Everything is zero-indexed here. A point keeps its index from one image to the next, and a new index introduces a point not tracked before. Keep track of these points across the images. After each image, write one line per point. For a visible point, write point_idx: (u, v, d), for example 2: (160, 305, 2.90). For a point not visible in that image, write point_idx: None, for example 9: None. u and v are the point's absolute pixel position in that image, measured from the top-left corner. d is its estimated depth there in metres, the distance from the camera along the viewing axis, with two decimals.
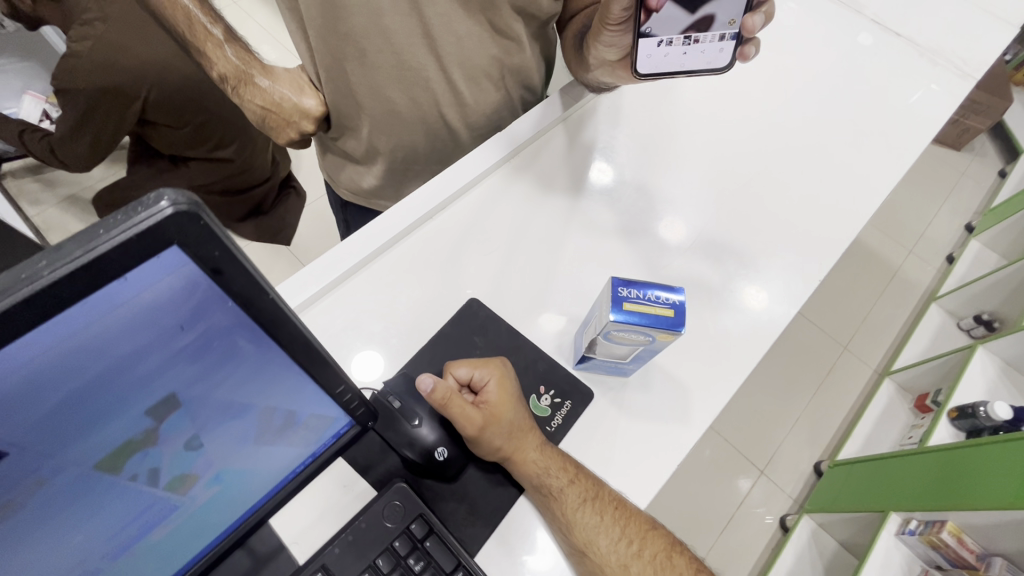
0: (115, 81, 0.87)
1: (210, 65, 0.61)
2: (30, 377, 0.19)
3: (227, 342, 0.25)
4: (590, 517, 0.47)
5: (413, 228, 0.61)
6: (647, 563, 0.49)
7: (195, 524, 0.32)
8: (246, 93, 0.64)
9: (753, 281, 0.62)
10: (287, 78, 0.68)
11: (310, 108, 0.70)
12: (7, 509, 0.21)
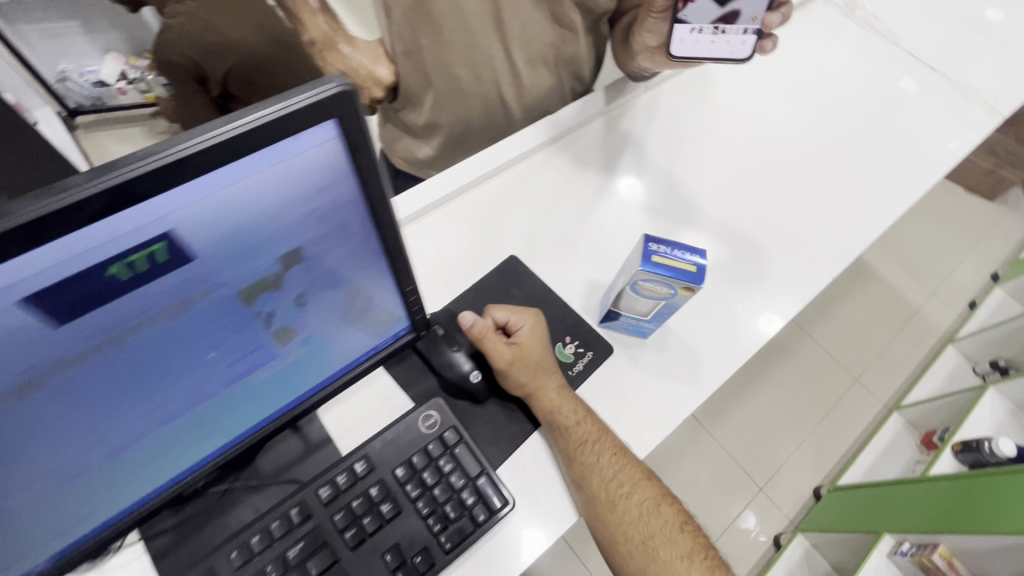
0: (199, 54, 0.95)
1: (303, 28, 0.69)
2: (223, 199, 0.26)
3: (344, 215, 0.32)
4: (590, 452, 0.51)
5: (468, 188, 0.68)
6: (635, 506, 0.52)
7: (282, 381, 0.39)
8: (329, 55, 0.72)
9: (770, 308, 0.65)
10: (367, 48, 0.77)
11: (382, 78, 0.78)
12: (179, 308, 0.28)
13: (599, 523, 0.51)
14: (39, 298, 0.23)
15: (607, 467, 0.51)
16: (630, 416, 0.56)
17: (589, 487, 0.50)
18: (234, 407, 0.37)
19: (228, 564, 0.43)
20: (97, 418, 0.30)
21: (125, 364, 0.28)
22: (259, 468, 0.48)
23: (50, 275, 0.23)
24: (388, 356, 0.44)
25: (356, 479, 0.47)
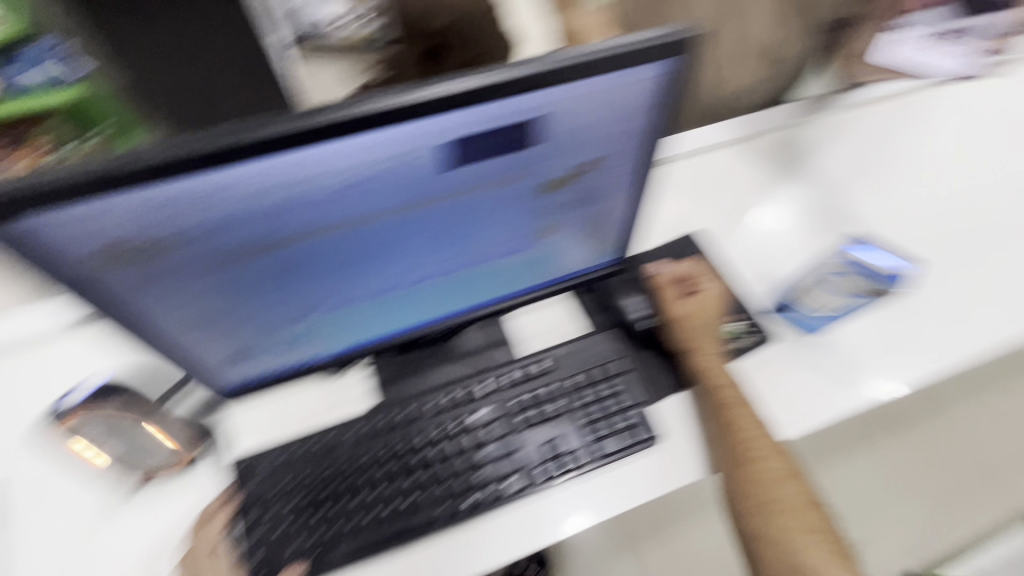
0: None
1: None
2: (574, 106, 0.34)
3: (631, 143, 0.39)
4: (730, 410, 0.54)
5: (660, 166, 0.76)
6: (762, 469, 0.53)
7: (520, 270, 0.48)
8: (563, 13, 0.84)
9: (892, 373, 0.58)
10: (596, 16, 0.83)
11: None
12: (505, 184, 0.37)
13: (743, 477, 0.53)
14: (450, 147, 0.33)
15: (751, 427, 0.54)
16: (779, 398, 0.58)
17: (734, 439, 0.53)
18: (482, 280, 0.47)
19: (431, 407, 0.56)
20: (420, 252, 0.40)
21: (456, 216, 0.38)
22: (458, 345, 0.59)
23: (459, 131, 0.32)
24: (594, 279, 0.52)
25: (534, 375, 0.58)
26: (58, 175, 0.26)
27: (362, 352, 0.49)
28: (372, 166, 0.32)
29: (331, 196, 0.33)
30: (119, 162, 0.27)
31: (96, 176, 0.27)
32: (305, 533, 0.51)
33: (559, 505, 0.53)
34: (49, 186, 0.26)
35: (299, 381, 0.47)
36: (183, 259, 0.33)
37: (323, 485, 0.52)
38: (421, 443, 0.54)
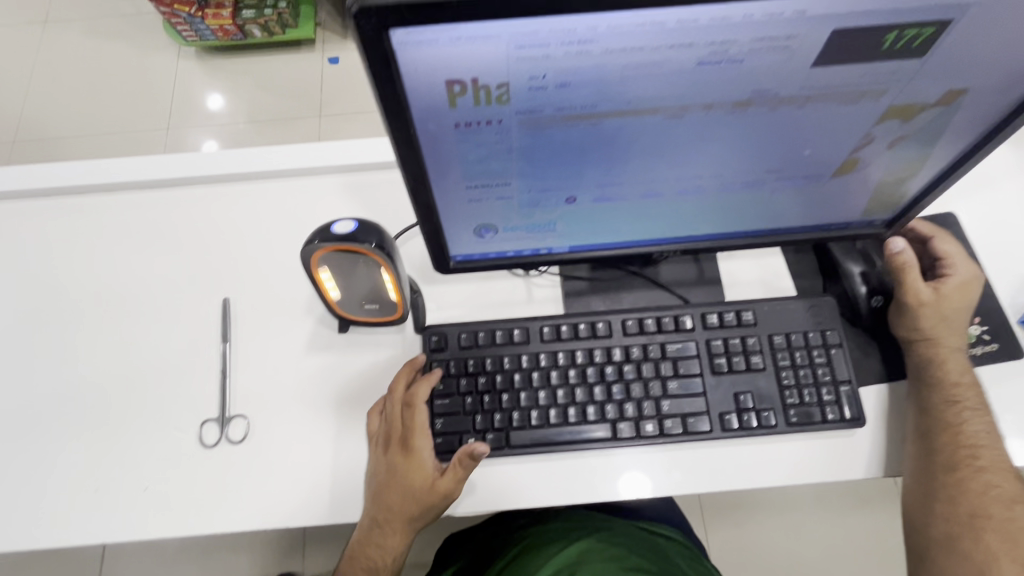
0: None
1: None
2: (1010, 8, 0.27)
3: (1013, 75, 0.32)
4: (951, 412, 0.48)
5: None
6: (978, 483, 0.47)
7: (788, 205, 0.43)
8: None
9: None
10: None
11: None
12: (859, 97, 0.32)
13: (947, 477, 0.48)
14: (844, 34, 0.28)
15: (978, 433, 0.48)
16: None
17: (948, 439, 0.48)
18: (742, 209, 0.43)
19: (623, 327, 0.53)
20: (716, 158, 0.36)
21: (782, 124, 0.34)
22: (660, 273, 0.57)
23: (872, 17, 0.27)
24: (850, 235, 0.47)
25: (739, 323, 0.53)
26: None
27: (588, 258, 0.47)
28: (754, 42, 0.28)
29: (688, 69, 0.29)
30: None
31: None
32: (481, 415, 0.51)
33: (738, 458, 0.50)
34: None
35: (525, 269, 0.47)
36: (511, 112, 0.31)
37: (503, 375, 0.52)
38: (609, 359, 0.52)
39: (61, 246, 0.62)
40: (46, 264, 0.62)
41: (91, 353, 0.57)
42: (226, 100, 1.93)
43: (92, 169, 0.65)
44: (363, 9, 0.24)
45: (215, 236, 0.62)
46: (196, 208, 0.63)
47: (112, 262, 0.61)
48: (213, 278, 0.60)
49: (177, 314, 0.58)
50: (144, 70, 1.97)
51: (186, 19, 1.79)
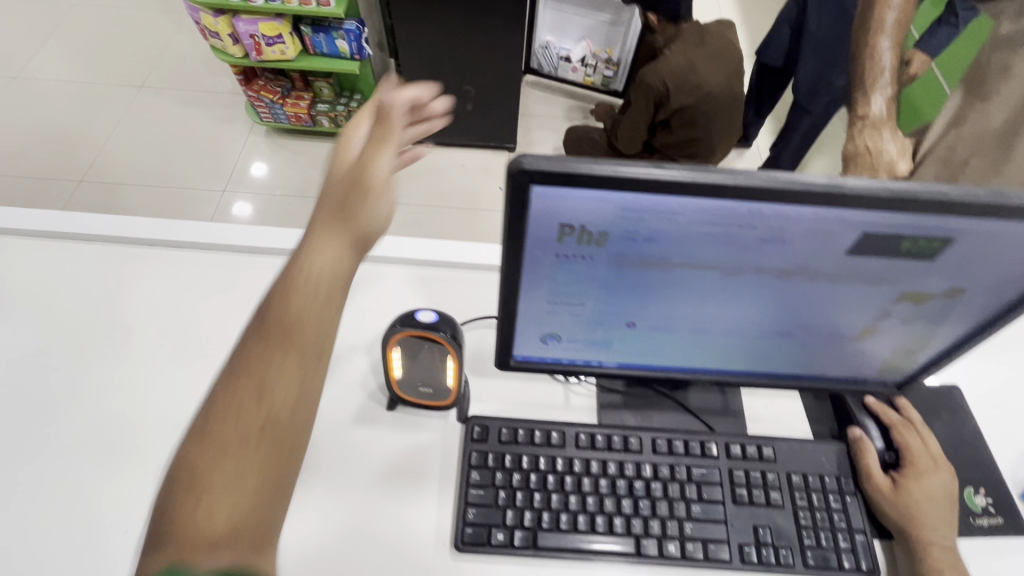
0: (676, 82, 1.53)
1: (865, 106, 0.93)
2: (997, 237, 0.36)
3: (1002, 282, 0.40)
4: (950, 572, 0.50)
5: None
6: None
7: (812, 356, 0.50)
8: (867, 132, 0.92)
9: None
10: (901, 142, 0.92)
11: (900, 169, 0.90)
12: (880, 282, 0.40)
13: None
14: (871, 236, 0.36)
15: None
16: None
17: None
18: (772, 353, 0.49)
19: (653, 445, 0.57)
20: (759, 309, 0.44)
21: (816, 292, 0.41)
22: (690, 398, 0.62)
23: (893, 228, 0.35)
24: (864, 390, 0.53)
25: (760, 458, 0.57)
26: (604, 166, 0.33)
27: (632, 375, 0.52)
28: (802, 232, 0.36)
29: (748, 243, 0.37)
30: (649, 168, 0.33)
31: (631, 176, 0.33)
32: (512, 511, 0.53)
33: None
34: (593, 173, 0.33)
35: (575, 377, 0.52)
36: (603, 253, 0.38)
37: (536, 474, 0.55)
38: (638, 475, 0.55)
39: (145, 292, 0.70)
40: (128, 306, 0.69)
41: (155, 400, 0.62)
42: (284, 175, 2.10)
43: (193, 227, 0.74)
44: (522, 171, 0.33)
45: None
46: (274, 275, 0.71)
47: (189, 314, 0.68)
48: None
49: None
50: (217, 138, 2.18)
51: (268, 105, 2.02)
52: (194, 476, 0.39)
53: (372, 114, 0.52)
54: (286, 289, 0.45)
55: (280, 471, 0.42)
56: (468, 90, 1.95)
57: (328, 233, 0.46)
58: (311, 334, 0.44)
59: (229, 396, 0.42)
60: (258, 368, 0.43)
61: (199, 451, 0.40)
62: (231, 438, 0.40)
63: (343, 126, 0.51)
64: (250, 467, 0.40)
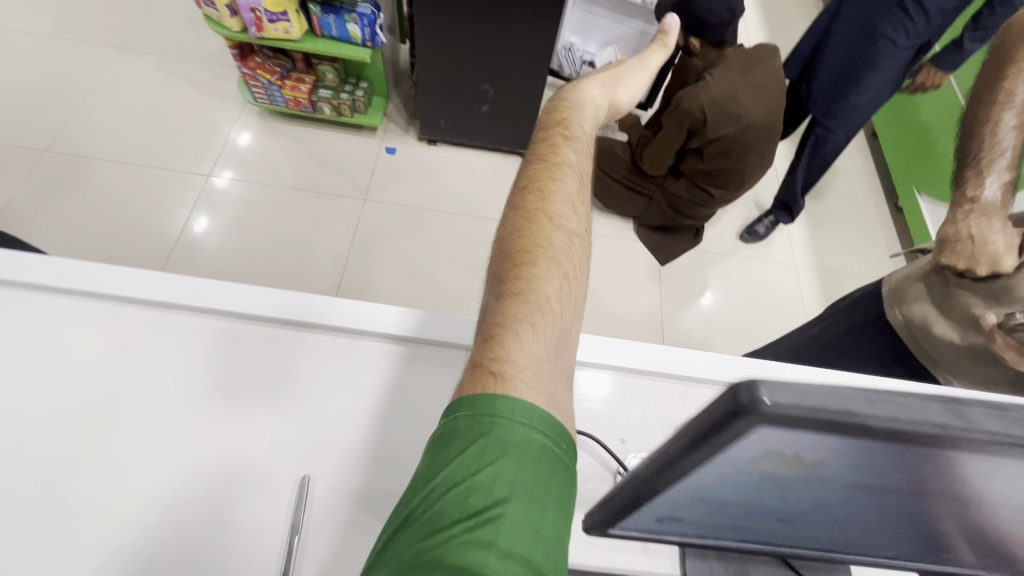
0: (714, 112, 1.39)
1: (977, 189, 0.86)
2: None
3: None
4: None
5: None
6: None
7: (989, 558, 0.40)
8: (974, 218, 0.85)
9: None
10: (1011, 234, 0.83)
11: (1003, 265, 0.81)
12: None
13: None
14: None
15: None
16: None
17: None
18: (941, 557, 0.39)
19: None
20: (964, 529, 0.33)
21: None
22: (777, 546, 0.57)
23: None
24: None
25: None
26: (881, 412, 0.22)
27: (752, 552, 0.42)
28: None
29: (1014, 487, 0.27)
30: (944, 415, 0.22)
31: (920, 429, 0.22)
32: None
33: None
34: (863, 419, 0.22)
35: (682, 545, 0.42)
36: (806, 477, 0.28)
37: None
38: None
39: (149, 363, 0.66)
40: (128, 380, 0.64)
41: (159, 499, 0.58)
42: (275, 161, 1.91)
43: (198, 288, 0.70)
44: (760, 410, 0.21)
45: (298, 385, 0.66)
46: (285, 350, 0.68)
47: (196, 391, 0.65)
48: (293, 430, 0.63)
49: (255, 467, 0.61)
50: (202, 113, 1.97)
51: (265, 85, 1.82)
52: (508, 343, 0.52)
53: (590, 88, 0.83)
54: (539, 223, 0.63)
55: (561, 345, 0.56)
56: (486, 90, 1.80)
57: (560, 188, 0.67)
58: (567, 253, 0.62)
59: (517, 287, 0.57)
60: (536, 268, 0.59)
61: (500, 332, 0.53)
62: (529, 314, 0.55)
63: (573, 87, 0.82)
64: (547, 336, 0.54)
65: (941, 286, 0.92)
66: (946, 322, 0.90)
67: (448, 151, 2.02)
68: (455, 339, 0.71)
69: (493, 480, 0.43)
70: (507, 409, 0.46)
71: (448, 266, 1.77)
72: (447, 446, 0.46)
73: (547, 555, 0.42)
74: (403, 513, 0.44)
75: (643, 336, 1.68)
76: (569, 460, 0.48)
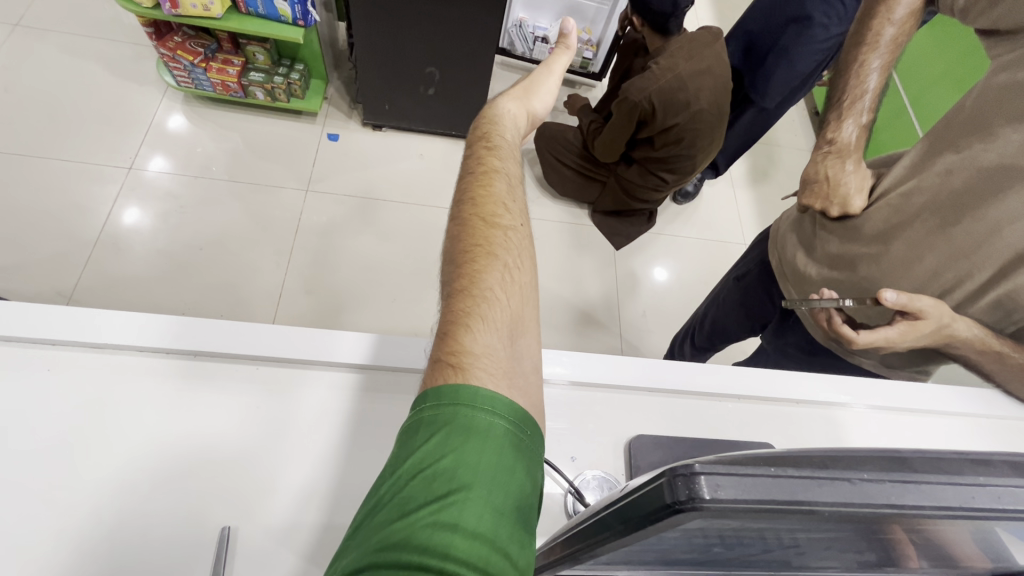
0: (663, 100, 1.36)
1: (835, 129, 0.76)
2: None
3: None
4: None
5: (960, 418, 0.69)
6: None
7: None
8: (830, 160, 0.78)
9: None
10: (861, 175, 0.80)
11: (851, 207, 0.81)
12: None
13: None
14: None
15: None
16: None
17: None
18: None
19: None
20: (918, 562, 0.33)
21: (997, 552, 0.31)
22: None
23: None
24: None
25: None
26: (830, 493, 0.20)
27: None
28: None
29: (964, 532, 0.26)
30: (892, 492, 0.20)
31: (868, 509, 0.20)
32: None
33: None
34: (812, 503, 0.19)
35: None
36: (749, 533, 0.25)
37: None
38: None
39: (24, 420, 0.56)
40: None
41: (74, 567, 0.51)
42: (205, 151, 1.75)
43: (78, 324, 0.60)
44: (702, 505, 0.19)
45: (207, 429, 0.59)
46: (189, 390, 0.60)
47: (83, 446, 0.56)
48: (204, 483, 0.56)
49: (162, 530, 0.54)
50: (118, 99, 1.78)
51: (187, 68, 1.66)
52: (460, 345, 0.47)
53: (514, 99, 0.80)
54: (476, 223, 0.59)
55: (518, 344, 0.50)
56: (432, 72, 1.71)
57: (494, 189, 0.63)
58: (511, 246, 0.57)
59: (463, 287, 0.52)
60: (479, 266, 0.54)
61: (450, 336, 0.48)
62: (477, 311, 0.50)
63: (496, 99, 0.78)
64: (501, 334, 0.50)
65: (810, 224, 0.91)
66: (811, 260, 0.89)
67: (394, 137, 1.92)
68: (396, 362, 0.64)
69: (458, 466, 0.38)
70: (468, 393, 0.42)
71: (401, 259, 1.69)
72: (409, 435, 0.41)
73: (520, 542, 0.37)
74: (368, 502, 0.39)
75: (603, 322, 1.68)
76: (537, 445, 0.43)
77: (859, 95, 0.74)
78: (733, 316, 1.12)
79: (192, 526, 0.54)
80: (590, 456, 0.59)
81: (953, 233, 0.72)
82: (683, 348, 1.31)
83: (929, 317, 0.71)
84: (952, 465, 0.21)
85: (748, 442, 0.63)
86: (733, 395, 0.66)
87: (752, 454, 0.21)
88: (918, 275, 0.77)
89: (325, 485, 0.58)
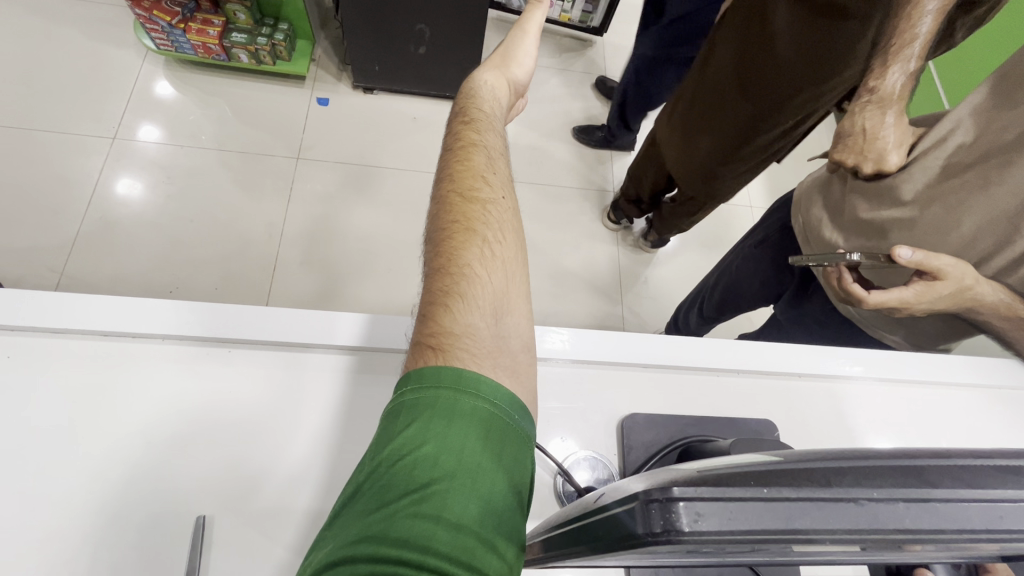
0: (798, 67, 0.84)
1: (879, 77, 0.70)
2: None
3: None
4: None
5: (977, 388, 0.66)
6: None
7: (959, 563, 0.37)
8: (869, 110, 0.72)
9: None
10: (901, 130, 0.74)
11: (887, 163, 0.75)
12: None
13: None
14: None
15: None
16: None
17: None
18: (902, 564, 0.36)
19: None
20: (948, 558, 0.30)
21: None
22: None
23: None
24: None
25: None
26: (830, 519, 0.17)
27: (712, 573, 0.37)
28: None
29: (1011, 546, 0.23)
30: (906, 514, 0.18)
31: (876, 534, 0.17)
32: None
33: None
34: (810, 532, 0.17)
35: (642, 567, 0.36)
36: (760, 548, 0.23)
37: None
38: None
39: None
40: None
41: (55, 550, 0.49)
42: (192, 119, 1.69)
43: (56, 308, 0.57)
44: (679, 537, 0.17)
45: (212, 401, 0.57)
46: (201, 369, 0.58)
47: (89, 414, 0.54)
48: (205, 459, 0.54)
49: (172, 503, 0.52)
50: (98, 65, 1.71)
51: (165, 30, 1.57)
52: (440, 326, 0.43)
53: (493, 67, 0.75)
54: (453, 200, 0.54)
55: (505, 321, 0.46)
56: (422, 29, 1.62)
57: (472, 162, 0.58)
58: (492, 220, 0.53)
59: (442, 265, 0.48)
60: (458, 243, 0.50)
61: (431, 317, 0.44)
62: (457, 289, 0.46)
63: (476, 70, 0.73)
64: (485, 313, 0.45)
65: (839, 189, 0.85)
66: (836, 226, 0.85)
67: (386, 100, 1.84)
68: (386, 341, 0.61)
69: (440, 452, 0.34)
70: (452, 374, 0.38)
71: (398, 229, 1.65)
72: (390, 421, 0.37)
73: (508, 532, 0.34)
74: (347, 489, 0.35)
75: (605, 289, 1.64)
76: (528, 424, 0.39)
77: (912, 39, 0.66)
78: (746, 285, 1.08)
79: (191, 503, 0.52)
80: (583, 435, 0.57)
81: (992, 192, 0.67)
82: (688, 317, 1.28)
83: (949, 278, 0.67)
84: (976, 477, 0.18)
85: (750, 418, 0.61)
86: (734, 369, 0.63)
87: (739, 468, 0.19)
88: (954, 242, 0.72)
89: (315, 472, 0.55)
